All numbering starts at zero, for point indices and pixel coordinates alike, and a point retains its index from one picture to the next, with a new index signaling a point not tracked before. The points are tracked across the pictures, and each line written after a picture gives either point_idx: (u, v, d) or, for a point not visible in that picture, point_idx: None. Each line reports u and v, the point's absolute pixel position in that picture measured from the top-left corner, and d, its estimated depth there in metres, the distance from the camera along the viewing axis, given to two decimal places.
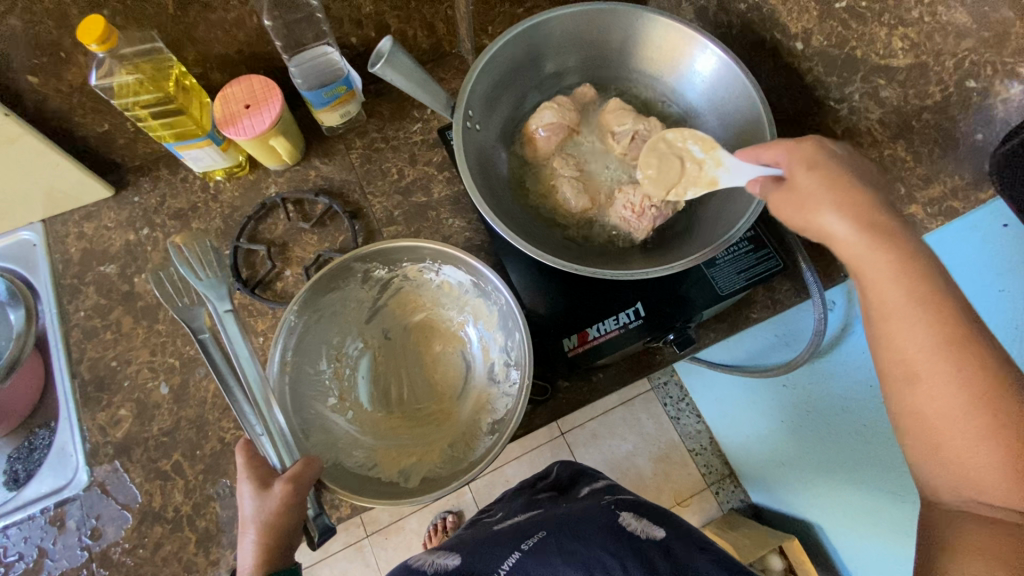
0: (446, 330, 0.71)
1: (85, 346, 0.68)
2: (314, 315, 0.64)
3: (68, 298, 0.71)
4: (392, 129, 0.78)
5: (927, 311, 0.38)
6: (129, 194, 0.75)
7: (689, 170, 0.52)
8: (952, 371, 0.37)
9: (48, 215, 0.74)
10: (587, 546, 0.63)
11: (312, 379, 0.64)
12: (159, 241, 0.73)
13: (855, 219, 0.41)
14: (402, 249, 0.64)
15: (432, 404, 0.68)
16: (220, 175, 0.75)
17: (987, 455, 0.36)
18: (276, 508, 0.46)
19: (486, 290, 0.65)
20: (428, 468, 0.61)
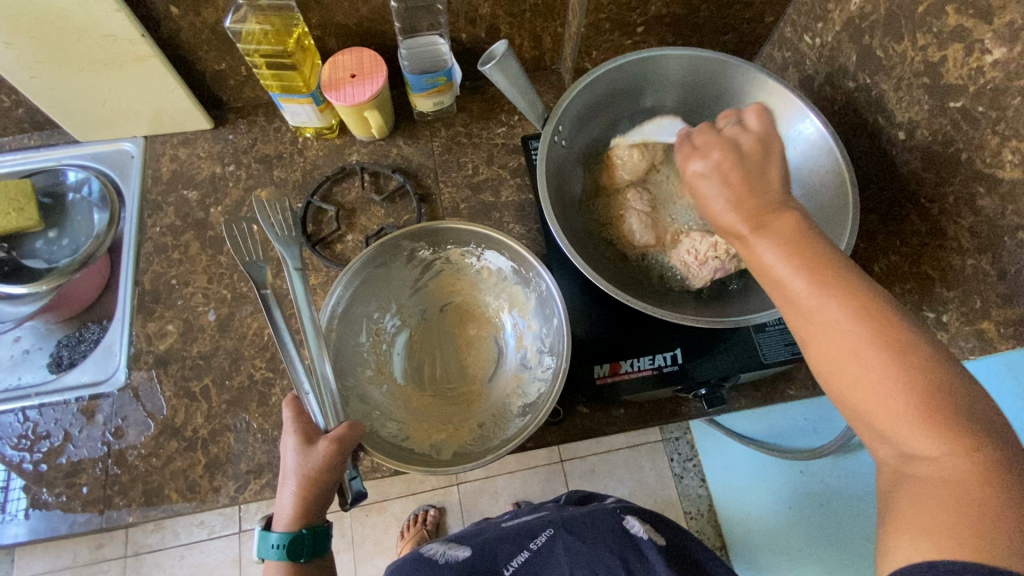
0: (480, 316, 0.73)
1: (153, 259, 0.73)
2: (362, 285, 0.66)
3: (149, 212, 0.76)
4: (477, 127, 0.80)
5: (802, 263, 0.39)
6: (225, 131, 0.80)
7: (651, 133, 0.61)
8: (833, 316, 0.37)
9: (150, 133, 0.79)
10: (592, 547, 0.64)
11: (353, 347, 0.66)
12: (241, 179, 0.78)
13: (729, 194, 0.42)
14: (448, 230, 0.67)
15: (462, 385, 0.69)
16: (310, 133, 0.79)
17: (892, 391, 0.34)
18: (318, 467, 0.50)
19: (527, 277, 0.67)
20: (459, 444, 0.63)
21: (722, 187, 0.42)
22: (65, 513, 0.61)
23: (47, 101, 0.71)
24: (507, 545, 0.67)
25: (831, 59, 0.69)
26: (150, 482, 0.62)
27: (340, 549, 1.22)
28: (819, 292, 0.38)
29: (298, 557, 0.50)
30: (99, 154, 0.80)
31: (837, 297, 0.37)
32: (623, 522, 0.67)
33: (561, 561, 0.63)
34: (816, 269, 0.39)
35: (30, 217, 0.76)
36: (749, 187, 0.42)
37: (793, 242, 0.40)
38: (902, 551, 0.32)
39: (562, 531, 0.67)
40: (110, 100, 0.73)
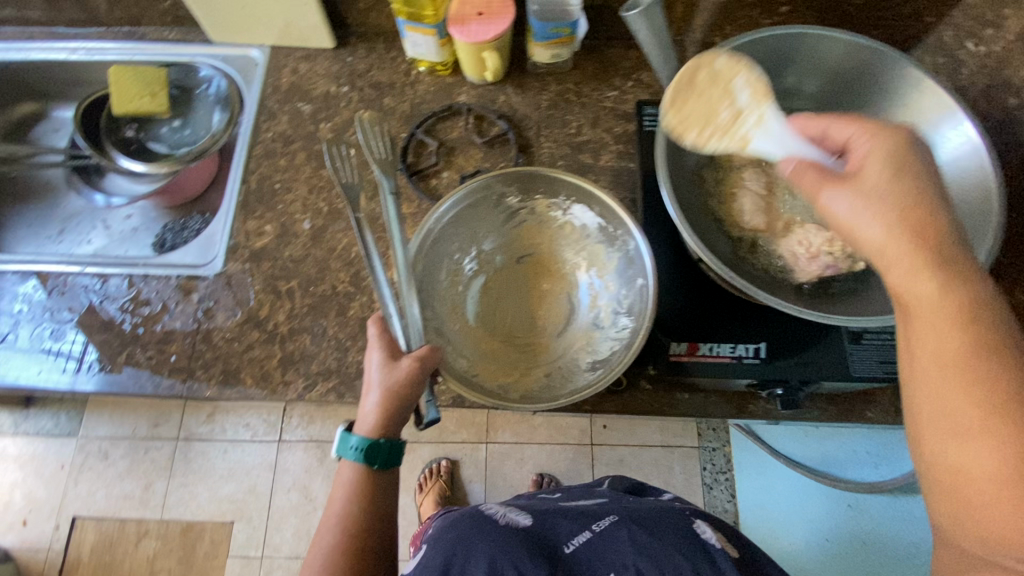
0: (556, 271, 0.72)
1: (261, 162, 0.76)
2: (453, 220, 0.68)
3: (264, 117, 0.79)
4: (588, 87, 0.79)
5: (969, 344, 0.38)
6: (345, 52, 0.82)
7: (726, 122, 0.56)
8: (982, 411, 0.36)
9: (276, 44, 0.82)
10: (661, 542, 0.64)
11: (434, 278, 0.67)
12: (352, 101, 0.80)
13: (880, 219, 0.42)
14: (541, 176, 0.68)
15: (533, 336, 0.69)
16: (423, 67, 0.80)
17: (1020, 510, 0.35)
18: (402, 384, 0.54)
19: (613, 235, 0.67)
20: (525, 388, 0.63)
21: (868, 207, 0.43)
22: (153, 374, 0.66)
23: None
24: (571, 522, 0.69)
25: (996, 70, 0.62)
26: (229, 363, 0.66)
27: None
28: (971, 381, 0.37)
29: (373, 463, 0.55)
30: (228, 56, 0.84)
31: (991, 394, 0.36)
32: (694, 526, 0.68)
33: (623, 546, 0.64)
34: (980, 355, 0.37)
35: (159, 103, 0.81)
36: (901, 227, 0.41)
37: (960, 319, 0.38)
38: None
39: (628, 520, 0.68)
40: (249, 4, 0.76)
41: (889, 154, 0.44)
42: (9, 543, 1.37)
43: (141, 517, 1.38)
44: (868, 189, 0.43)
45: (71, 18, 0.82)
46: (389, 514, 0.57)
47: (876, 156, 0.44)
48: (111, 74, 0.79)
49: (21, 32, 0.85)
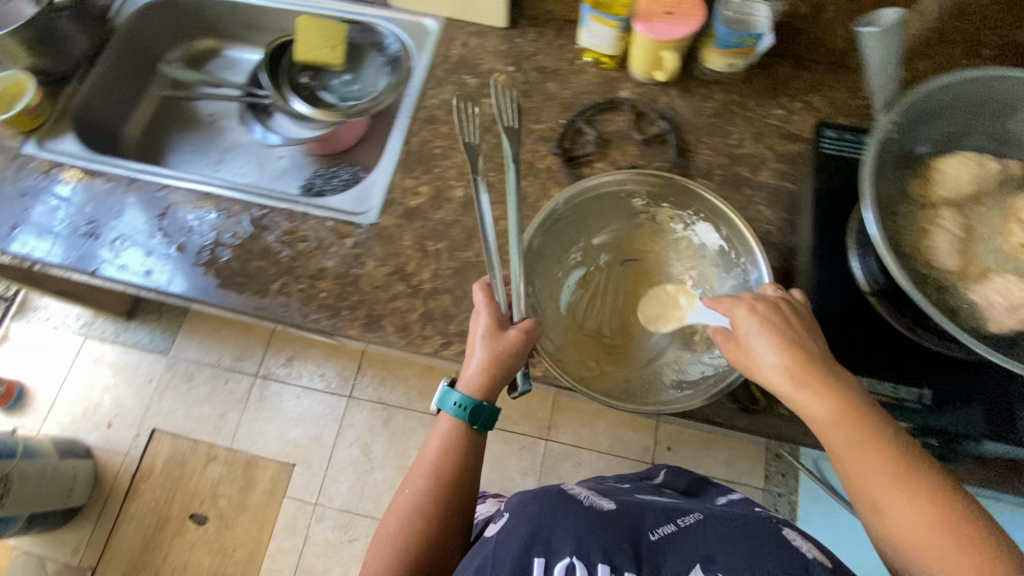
0: (656, 282, 0.74)
1: (423, 125, 0.79)
2: (571, 209, 0.72)
3: (430, 84, 0.82)
4: (753, 102, 0.78)
5: (863, 430, 0.49)
6: (515, 34, 0.84)
7: (669, 305, 0.71)
8: (893, 477, 0.47)
9: (450, 16, 0.85)
10: (746, 538, 0.55)
11: (541, 256, 0.71)
12: (516, 80, 0.81)
13: (786, 356, 0.52)
14: (678, 186, 0.71)
15: (620, 340, 0.70)
16: (590, 58, 0.81)
17: (961, 553, 0.43)
18: (502, 349, 0.60)
19: (729, 261, 0.70)
20: (607, 389, 0.65)
21: (775, 348, 0.52)
22: (301, 306, 0.70)
23: None
24: (655, 516, 0.60)
25: None
26: (373, 309, 0.69)
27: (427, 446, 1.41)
28: (881, 454, 0.48)
29: (471, 423, 0.61)
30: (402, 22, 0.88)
31: (894, 458, 0.47)
32: (789, 532, 0.57)
33: (705, 539, 0.55)
34: (871, 437, 0.49)
35: (335, 56, 0.85)
36: (795, 342, 0.53)
37: (851, 407, 0.50)
38: None
39: (713, 518, 0.59)
40: None
41: (775, 307, 0.55)
42: (93, 442, 1.47)
43: (213, 442, 1.46)
44: (768, 323, 0.54)
45: None
46: (473, 477, 0.62)
47: (762, 313, 0.55)
48: (300, 22, 0.85)
49: None
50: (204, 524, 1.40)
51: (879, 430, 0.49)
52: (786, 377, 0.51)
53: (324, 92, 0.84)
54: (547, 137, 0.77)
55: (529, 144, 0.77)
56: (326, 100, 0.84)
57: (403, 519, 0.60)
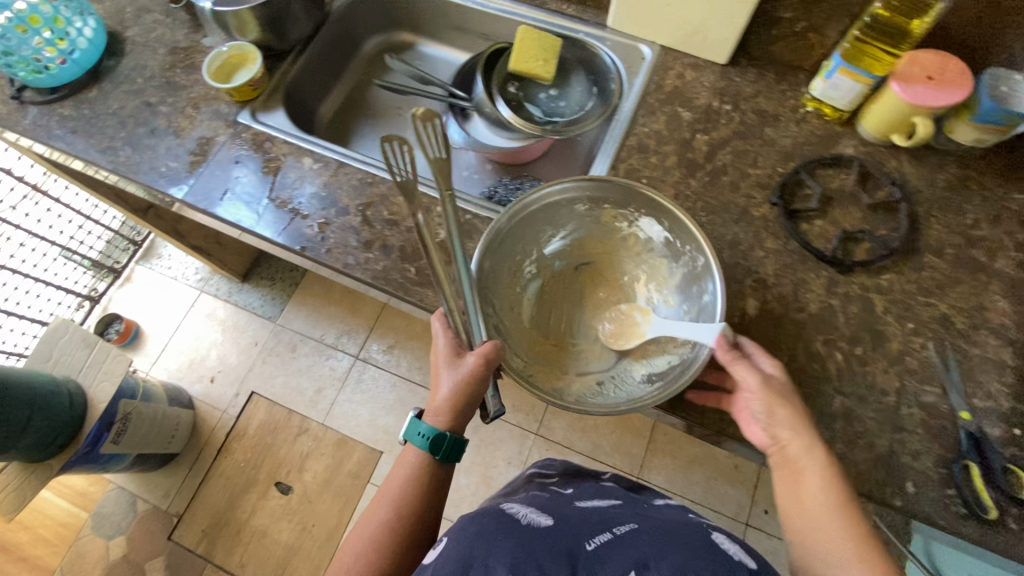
0: (614, 281, 0.80)
1: (632, 153, 0.77)
2: (517, 223, 0.74)
3: (643, 112, 0.80)
4: (994, 181, 0.73)
5: (836, 506, 0.53)
6: (734, 72, 0.81)
7: (629, 323, 0.74)
8: (845, 549, 0.51)
9: (667, 45, 0.83)
10: (677, 547, 0.53)
11: (497, 278, 0.74)
12: (733, 121, 0.78)
13: (795, 429, 0.57)
14: (615, 184, 0.73)
15: (590, 351, 0.74)
16: (813, 107, 0.78)
17: None
18: (457, 379, 0.63)
19: (677, 252, 0.73)
20: (581, 395, 0.69)
21: (767, 407, 0.58)
22: None
23: None
24: (584, 528, 0.59)
25: None
26: None
27: (514, 458, 1.40)
28: (839, 523, 0.53)
29: (435, 452, 0.63)
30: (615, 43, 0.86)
31: (850, 531, 0.52)
32: (714, 537, 0.57)
33: (638, 545, 0.54)
34: (844, 508, 0.53)
35: (548, 70, 0.83)
36: (791, 403, 0.58)
37: (829, 476, 0.55)
38: None
39: (645, 529, 0.58)
40: (675, 2, 0.77)
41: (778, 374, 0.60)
42: (196, 393, 1.53)
43: (306, 415, 1.49)
44: (777, 392, 0.58)
45: None
46: (439, 488, 0.65)
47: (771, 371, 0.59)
48: (521, 33, 0.84)
49: None
50: (287, 493, 1.42)
51: (846, 505, 0.53)
52: (782, 440, 0.57)
53: (530, 105, 0.85)
54: (764, 186, 0.74)
55: (744, 190, 0.74)
56: (530, 114, 0.85)
57: (359, 552, 0.61)
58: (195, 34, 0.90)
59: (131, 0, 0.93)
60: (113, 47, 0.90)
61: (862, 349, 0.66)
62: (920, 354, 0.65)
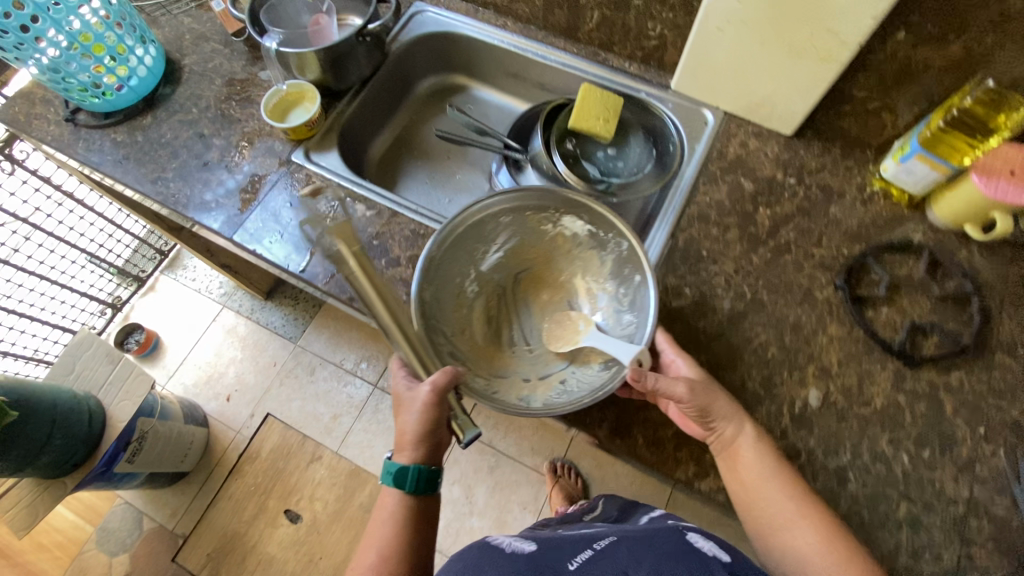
0: (556, 277, 0.83)
1: (693, 222, 0.75)
2: (447, 248, 0.74)
3: (704, 179, 0.78)
4: None
5: (791, 484, 0.58)
6: (799, 144, 0.80)
7: (567, 330, 0.76)
8: (808, 517, 0.57)
9: (732, 110, 0.82)
10: (650, 550, 0.57)
11: (439, 303, 0.74)
12: (797, 195, 0.76)
13: (727, 419, 0.60)
14: (533, 193, 0.75)
15: (545, 354, 0.76)
16: (879, 187, 0.76)
17: None
18: (420, 414, 0.64)
19: (603, 240, 0.77)
20: (547, 399, 0.70)
21: (693, 409, 0.59)
22: None
23: (699, 46, 0.76)
24: (568, 551, 0.62)
25: None
26: (624, 413, 0.65)
27: (530, 504, 1.36)
28: (800, 502, 0.57)
29: (411, 484, 0.64)
30: (678, 105, 0.84)
31: (805, 508, 0.57)
32: (687, 536, 0.60)
33: (620, 557, 0.57)
34: (798, 489, 0.58)
35: (609, 129, 0.82)
36: (715, 391, 0.60)
37: (770, 461, 0.59)
38: None
39: (625, 539, 0.62)
40: (745, 73, 0.76)
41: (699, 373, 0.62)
42: (211, 410, 1.51)
43: (321, 442, 1.46)
44: (703, 387, 0.60)
45: (553, 26, 0.89)
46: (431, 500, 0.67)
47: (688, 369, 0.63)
48: (584, 91, 0.83)
49: (497, 20, 0.92)
50: (295, 523, 1.38)
51: (799, 486, 0.58)
52: (717, 435, 0.60)
53: (586, 163, 0.83)
54: (828, 267, 0.72)
55: (808, 270, 0.72)
56: (587, 172, 0.82)
57: None
58: (252, 67, 0.90)
59: (190, 28, 0.93)
60: (171, 75, 0.90)
61: (930, 452, 0.63)
62: (990, 461, 0.62)
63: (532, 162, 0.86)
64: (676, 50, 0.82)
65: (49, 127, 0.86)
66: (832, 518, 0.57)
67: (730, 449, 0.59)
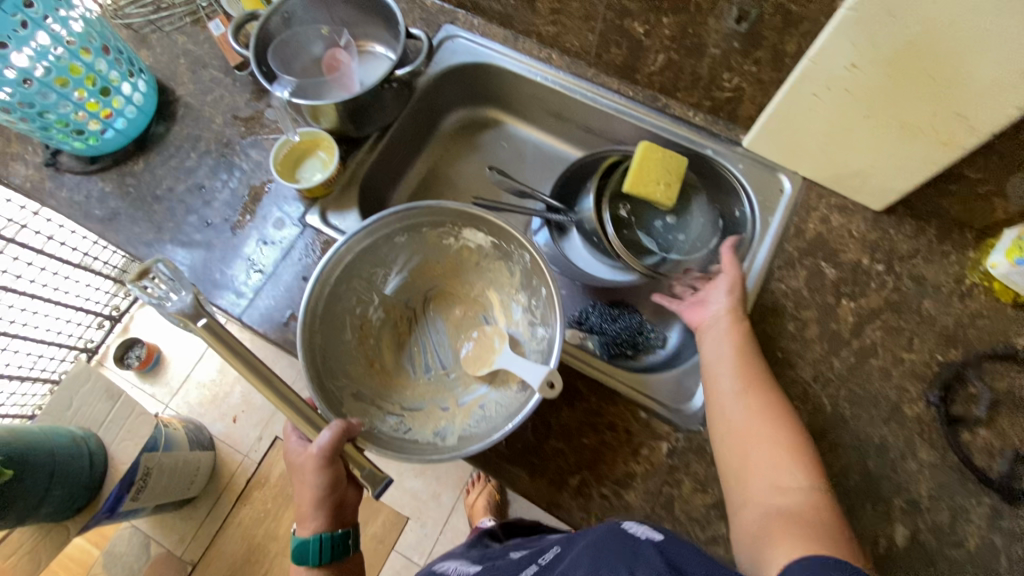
0: (466, 291, 0.75)
1: (766, 316, 0.66)
2: (337, 284, 0.65)
3: (780, 263, 0.68)
4: None
5: (748, 356, 0.60)
6: (889, 222, 0.69)
7: (482, 354, 0.69)
8: (754, 395, 0.57)
9: (812, 177, 0.71)
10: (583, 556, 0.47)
11: (339, 344, 0.67)
12: (885, 286, 0.67)
13: (734, 306, 0.63)
14: (422, 210, 0.66)
15: (462, 377, 0.70)
16: (981, 280, 0.66)
17: (776, 460, 0.53)
18: (315, 477, 0.59)
19: (508, 251, 0.68)
20: (464, 429, 0.65)
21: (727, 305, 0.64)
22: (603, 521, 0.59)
23: (786, 108, 0.65)
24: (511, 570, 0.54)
25: None
26: None
27: None
28: (748, 378, 0.58)
29: (319, 554, 0.59)
30: (751, 165, 0.73)
31: (755, 380, 0.58)
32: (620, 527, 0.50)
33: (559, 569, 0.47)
34: (754, 361, 0.60)
35: (669, 195, 0.72)
36: (742, 298, 0.64)
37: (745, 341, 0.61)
38: (786, 551, 0.45)
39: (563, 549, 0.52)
40: (835, 143, 0.65)
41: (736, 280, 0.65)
42: (217, 431, 1.45)
43: None
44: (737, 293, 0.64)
45: (606, 64, 0.77)
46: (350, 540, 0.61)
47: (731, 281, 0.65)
48: (642, 150, 0.72)
49: (540, 51, 0.79)
50: None
51: (757, 361, 0.60)
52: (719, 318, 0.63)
53: (642, 234, 0.75)
54: (918, 376, 0.64)
55: (896, 380, 0.63)
56: (646, 246, 0.74)
57: None
58: (258, 102, 0.78)
59: (185, 49, 0.81)
60: (165, 108, 0.78)
61: None
62: None
63: (578, 227, 0.79)
64: (754, 104, 0.70)
65: (28, 171, 0.75)
66: (774, 392, 0.58)
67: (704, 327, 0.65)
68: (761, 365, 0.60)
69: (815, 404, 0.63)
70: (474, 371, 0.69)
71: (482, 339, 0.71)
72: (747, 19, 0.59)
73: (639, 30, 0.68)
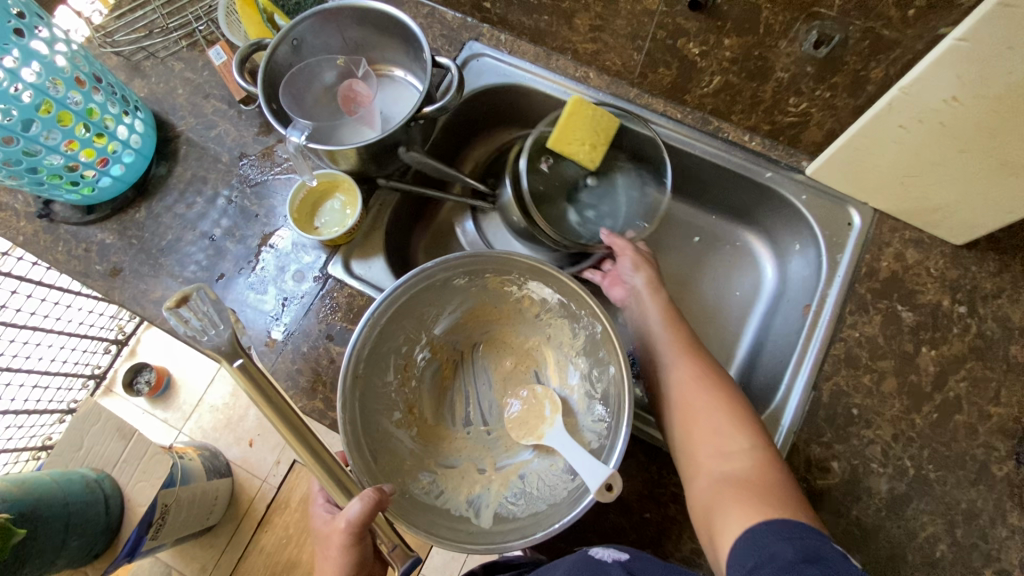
0: (519, 343, 0.69)
1: (839, 367, 0.61)
2: (390, 321, 0.58)
3: (851, 308, 0.63)
4: None
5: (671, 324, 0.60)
6: (971, 257, 0.63)
7: (535, 420, 0.63)
8: (682, 364, 0.57)
9: (886, 209, 0.64)
10: None
11: (381, 388, 0.60)
12: (969, 330, 0.61)
13: (650, 275, 0.65)
14: (491, 260, 0.58)
15: (503, 440, 0.65)
16: None
17: (711, 424, 0.52)
18: (339, 556, 0.50)
19: (576, 313, 0.61)
20: (499, 504, 0.59)
21: (645, 274, 0.65)
22: None
23: (861, 137, 0.57)
24: None
25: None
26: None
27: None
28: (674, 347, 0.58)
29: None
30: (824, 192, 0.67)
31: (682, 348, 0.58)
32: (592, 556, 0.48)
33: None
34: (676, 327, 0.60)
35: (593, 157, 0.69)
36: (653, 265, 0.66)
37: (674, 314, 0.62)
38: (736, 521, 0.44)
39: None
40: (917, 178, 0.58)
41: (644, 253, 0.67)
42: (234, 456, 1.40)
43: None
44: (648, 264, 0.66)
45: (652, 84, 0.69)
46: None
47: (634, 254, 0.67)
48: (572, 104, 0.67)
49: (576, 70, 0.72)
50: None
51: (682, 328, 0.60)
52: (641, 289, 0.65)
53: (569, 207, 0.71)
54: (1008, 432, 0.58)
55: (984, 438, 0.58)
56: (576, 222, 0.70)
57: None
58: (267, 137, 0.71)
59: (183, 78, 0.73)
60: (166, 146, 0.71)
61: None
62: None
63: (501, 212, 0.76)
64: (822, 130, 0.63)
65: (21, 223, 0.68)
66: (702, 356, 0.58)
67: (637, 301, 0.65)
68: (682, 328, 0.60)
69: (896, 466, 0.58)
70: (521, 436, 0.63)
71: (536, 398, 0.65)
72: (827, 44, 0.52)
73: (693, 51, 0.61)
